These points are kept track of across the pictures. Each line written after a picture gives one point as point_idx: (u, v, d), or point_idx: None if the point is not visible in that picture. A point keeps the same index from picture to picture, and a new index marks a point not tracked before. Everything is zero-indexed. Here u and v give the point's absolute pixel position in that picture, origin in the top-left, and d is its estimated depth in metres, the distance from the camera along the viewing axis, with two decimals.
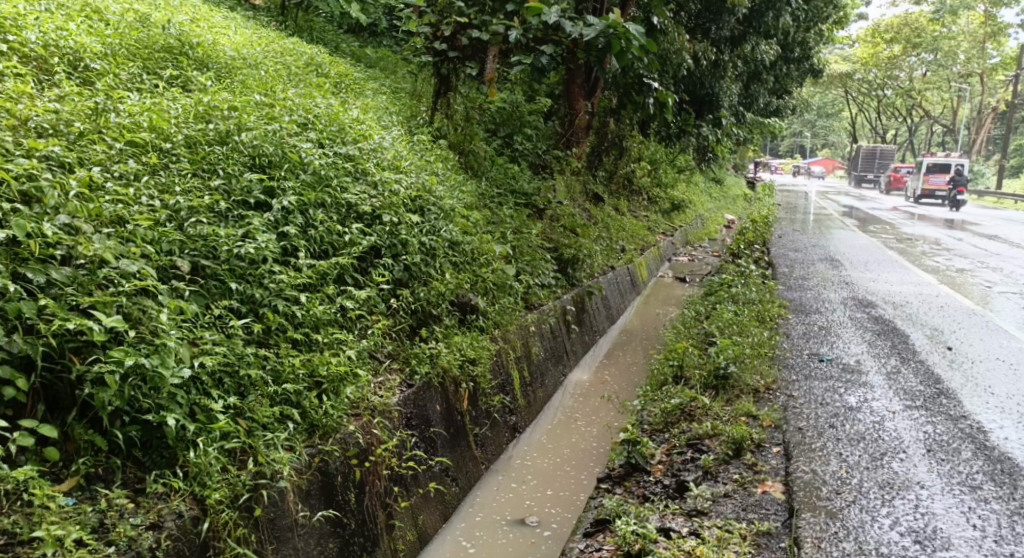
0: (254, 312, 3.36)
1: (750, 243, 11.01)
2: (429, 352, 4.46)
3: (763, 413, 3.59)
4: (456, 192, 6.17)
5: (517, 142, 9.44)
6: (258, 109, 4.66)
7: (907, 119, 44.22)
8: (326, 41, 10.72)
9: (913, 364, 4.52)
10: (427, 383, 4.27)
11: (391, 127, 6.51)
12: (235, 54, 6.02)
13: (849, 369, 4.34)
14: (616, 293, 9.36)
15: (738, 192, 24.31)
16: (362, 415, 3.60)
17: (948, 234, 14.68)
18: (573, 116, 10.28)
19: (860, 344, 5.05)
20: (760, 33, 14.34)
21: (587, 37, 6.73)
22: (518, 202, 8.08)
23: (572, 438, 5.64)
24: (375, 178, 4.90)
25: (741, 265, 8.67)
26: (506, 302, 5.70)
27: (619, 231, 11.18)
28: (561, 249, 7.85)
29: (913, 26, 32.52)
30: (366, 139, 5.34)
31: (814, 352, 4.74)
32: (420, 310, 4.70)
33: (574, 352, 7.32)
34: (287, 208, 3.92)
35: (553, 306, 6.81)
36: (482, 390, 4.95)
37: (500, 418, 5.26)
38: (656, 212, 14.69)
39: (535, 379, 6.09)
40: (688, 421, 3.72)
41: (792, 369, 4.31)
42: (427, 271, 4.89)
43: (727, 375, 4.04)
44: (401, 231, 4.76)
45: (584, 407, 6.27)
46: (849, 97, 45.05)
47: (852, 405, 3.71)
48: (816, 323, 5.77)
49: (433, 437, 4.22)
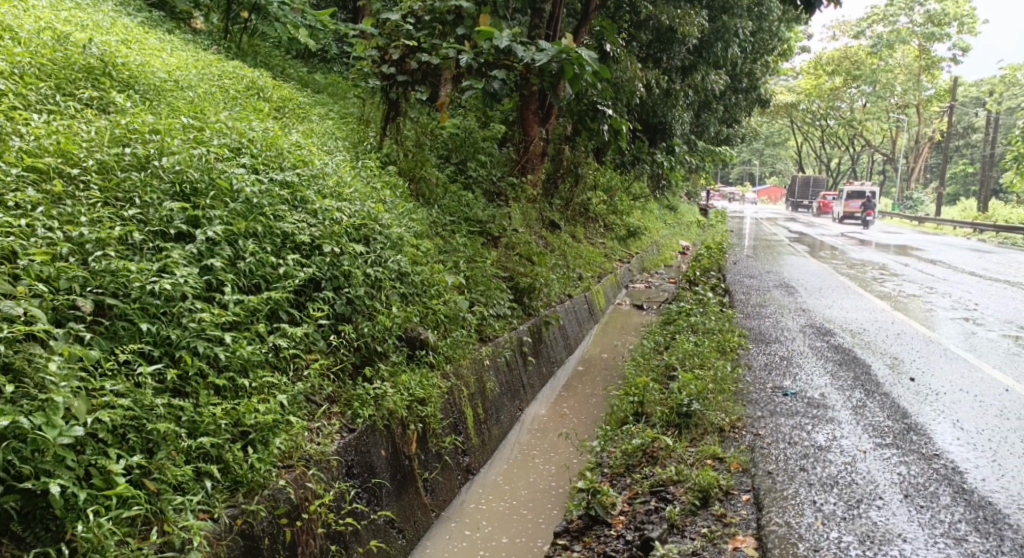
0: (169, 356, 2.99)
1: (706, 270, 10.97)
2: (373, 392, 4.13)
3: (731, 455, 3.37)
4: (405, 220, 5.91)
5: (470, 169, 9.23)
6: (184, 132, 4.35)
7: (851, 148, 45.81)
8: (272, 66, 10.42)
9: (879, 397, 4.38)
10: (371, 426, 3.95)
11: (335, 152, 6.23)
12: (165, 76, 5.70)
13: (814, 403, 4.17)
14: (573, 322, 9.15)
15: (692, 219, 24.62)
16: (296, 466, 3.26)
17: (896, 260, 14.96)
18: (527, 143, 10.15)
19: (823, 375, 4.91)
20: (710, 63, 14.57)
21: (539, 62, 6.58)
22: (471, 230, 7.84)
23: (529, 478, 5.34)
24: (315, 206, 4.58)
25: (699, 292, 8.56)
26: (459, 335, 5.40)
27: (575, 258, 11.03)
28: (516, 277, 7.61)
29: (853, 59, 33.57)
30: (307, 164, 5.05)
31: (777, 385, 4.57)
32: (363, 347, 4.38)
33: (531, 385, 7.05)
34: (213, 239, 3.59)
35: (509, 338, 6.55)
36: (432, 432, 4.63)
37: (453, 461, 4.95)
38: (613, 238, 14.64)
39: (490, 415, 5.79)
40: (651, 465, 3.47)
41: (757, 404, 4.12)
42: (373, 304, 4.58)
43: (689, 412, 3.82)
44: (344, 262, 4.46)
45: (541, 444, 5.99)
46: (795, 127, 46.48)
47: (821, 444, 3.52)
48: (777, 353, 5.63)
49: (377, 486, 3.90)
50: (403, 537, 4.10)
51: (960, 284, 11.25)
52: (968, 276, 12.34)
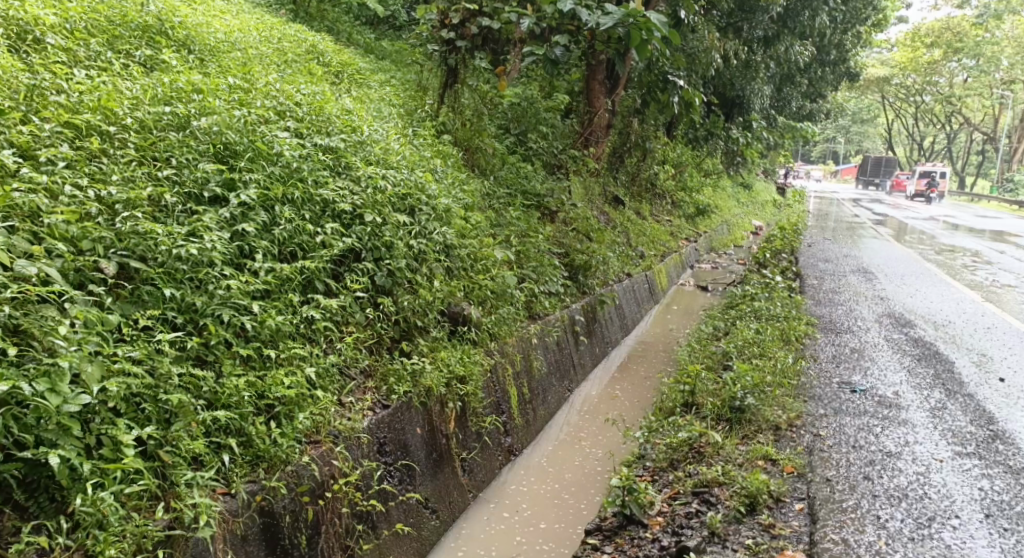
0: (194, 323, 2.92)
1: (778, 252, 10.41)
2: (410, 368, 4.01)
3: (785, 457, 3.08)
4: (456, 191, 5.75)
5: (531, 140, 8.97)
6: (229, 92, 4.29)
7: (945, 126, 42.96)
8: (338, 30, 10.37)
9: (961, 398, 3.95)
10: (406, 403, 3.84)
11: (389, 119, 6.12)
12: (222, 37, 5.68)
13: (886, 402, 3.79)
14: (632, 302, 8.85)
15: (767, 198, 23.55)
16: (323, 443, 3.16)
17: (991, 246, 13.87)
18: (592, 115, 9.86)
19: (898, 371, 4.48)
20: (794, 33, 13.73)
21: (605, 27, 6.21)
22: (527, 204, 7.63)
23: (574, 462, 5.15)
24: (359, 173, 4.47)
25: (767, 276, 8.11)
26: (505, 312, 5.25)
27: (638, 235, 10.66)
28: (572, 255, 7.42)
29: (955, 30, 31.24)
30: (355, 131, 4.93)
31: (845, 381, 4.19)
32: (403, 321, 4.27)
33: (582, 365, 6.82)
34: (247, 203, 3.51)
35: (559, 317, 6.35)
36: (472, 410, 4.49)
37: (493, 441, 4.80)
38: (679, 216, 14.11)
39: (536, 395, 5.61)
40: (696, 463, 3.22)
41: (820, 400, 3.77)
42: (413, 276, 4.46)
43: (741, 407, 3.54)
44: (386, 233, 4.35)
45: (589, 427, 5.77)
46: (885, 103, 43.87)
47: (891, 450, 3.16)
48: (847, 344, 5.20)
49: (411, 465, 3.79)
50: (437, 518, 3.97)
51: None
52: None
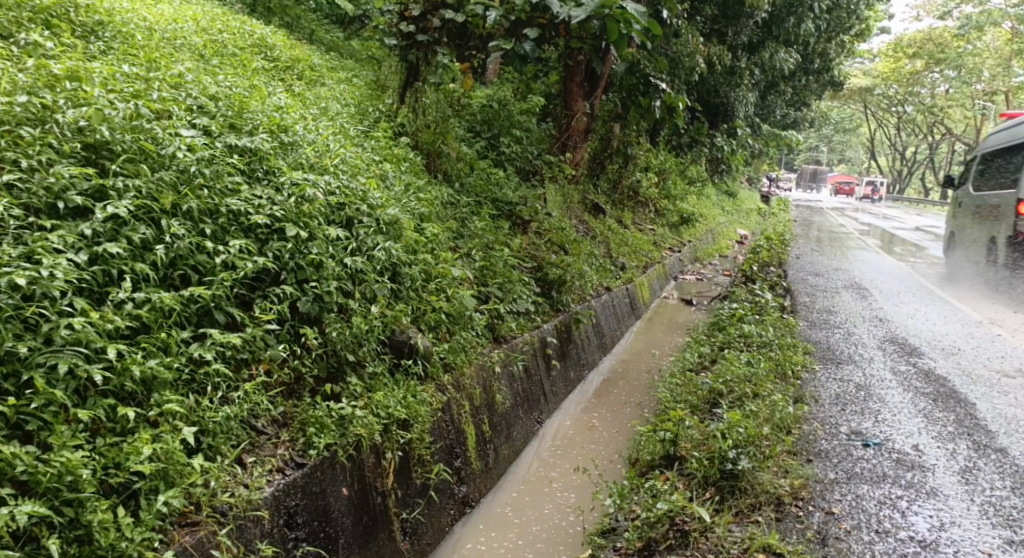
0: (22, 377, 2.42)
1: (765, 265, 9.83)
2: (337, 414, 3.34)
3: (792, 550, 2.46)
4: (408, 200, 5.10)
5: (503, 144, 8.34)
6: (122, 82, 3.87)
7: (927, 137, 42.93)
8: (300, 26, 9.69)
9: (992, 456, 3.37)
10: (328, 459, 3.17)
11: (335, 119, 5.48)
12: (144, 24, 5.10)
13: (906, 463, 3.21)
14: (611, 318, 8.21)
15: (751, 206, 23.08)
16: (202, 525, 2.53)
17: None
18: (570, 118, 9.38)
19: (913, 417, 3.91)
20: (780, 39, 13.17)
21: (577, 20, 5.52)
22: (496, 213, 7.04)
23: (542, 510, 4.48)
24: (281, 179, 3.85)
25: (756, 291, 7.53)
26: (461, 339, 4.61)
27: (619, 246, 10.06)
28: (546, 268, 6.78)
29: (936, 41, 31.18)
30: (284, 130, 4.32)
31: (854, 431, 3.60)
32: (331, 355, 3.61)
33: (555, 393, 6.18)
34: (119, 217, 3.05)
35: (529, 340, 5.71)
36: (418, 459, 3.82)
37: (444, 492, 4.11)
38: (663, 225, 13.57)
39: (500, 432, 4.95)
40: (680, 551, 2.58)
41: (828, 462, 3.18)
42: (346, 301, 3.79)
43: (734, 470, 2.91)
44: (312, 250, 3.67)
45: (561, 466, 5.12)
46: (868, 112, 43.85)
47: (925, 538, 2.57)
48: (850, 381, 4.62)
49: (332, 536, 3.09)
50: None
51: None
52: None
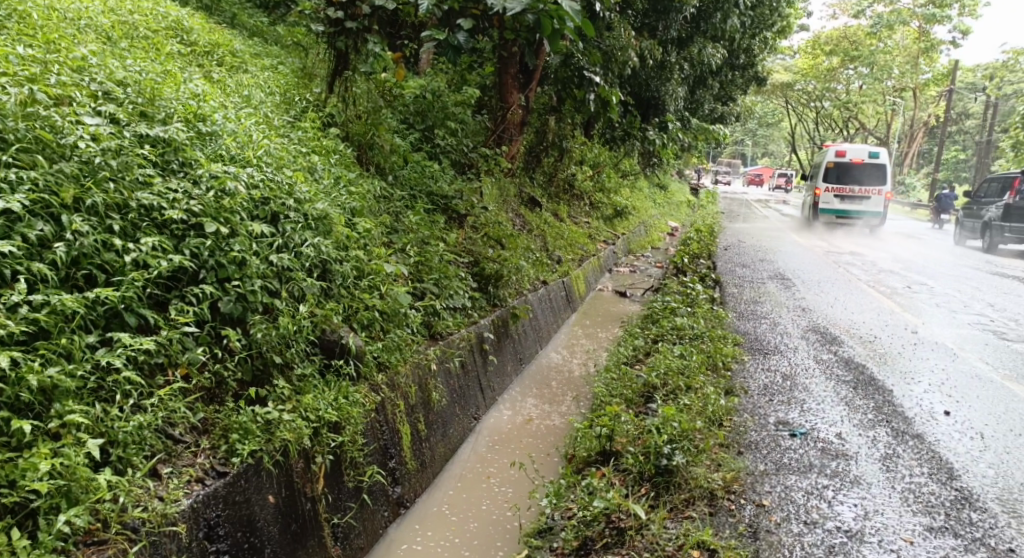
0: None
1: (696, 257, 10.06)
2: (262, 418, 3.19)
3: (725, 546, 2.49)
4: (339, 194, 4.94)
5: (437, 136, 8.21)
6: (17, 64, 3.58)
7: (844, 131, 44.96)
8: (220, 9, 9.25)
9: (910, 441, 3.53)
10: (253, 465, 3.03)
11: (259, 108, 5.25)
12: (43, 2, 4.74)
13: (831, 451, 3.33)
14: (547, 311, 8.23)
15: (681, 199, 23.62)
16: (111, 543, 2.37)
17: (897, 249, 14.10)
18: (505, 110, 9.33)
19: (837, 405, 4.05)
20: (708, 35, 13.47)
21: (511, 11, 5.48)
22: (429, 207, 6.92)
23: (479, 507, 4.43)
24: (199, 172, 3.63)
25: (688, 283, 7.68)
26: (394, 337, 4.51)
27: (555, 239, 10.11)
28: (482, 262, 6.72)
29: (851, 39, 32.72)
30: (202, 119, 4.09)
31: (782, 420, 3.70)
32: (256, 357, 3.45)
33: (491, 388, 6.13)
34: (13, 212, 2.83)
35: (465, 336, 5.64)
36: (350, 462, 3.69)
37: (379, 495, 4.00)
38: (597, 218, 13.72)
39: (436, 429, 4.87)
40: (613, 549, 2.58)
41: (758, 452, 3.27)
42: (271, 301, 3.61)
43: (668, 465, 2.93)
44: (234, 247, 3.47)
45: (499, 461, 5.09)
46: (790, 107, 45.58)
47: (851, 528, 2.67)
48: (778, 370, 4.76)
49: (257, 545, 2.96)
50: None
51: (969, 280, 10.37)
52: (974, 271, 11.51)
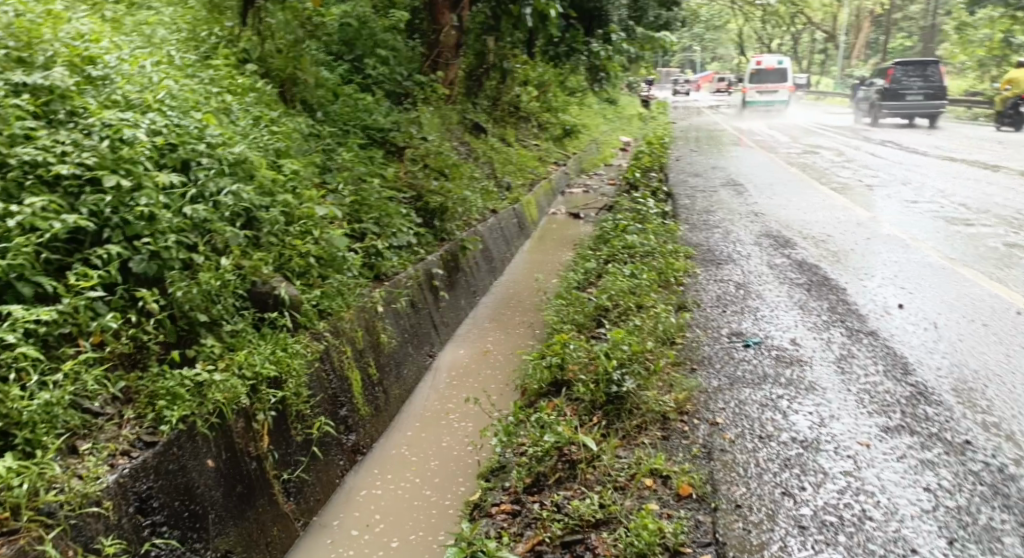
0: None
1: (647, 171, 9.89)
2: (192, 382, 2.95)
3: (678, 472, 2.46)
4: (261, 135, 4.59)
5: (368, 66, 7.74)
6: None
7: (790, 29, 44.63)
8: None
9: (864, 339, 3.50)
10: (185, 432, 2.78)
11: (163, 47, 4.79)
12: None
13: (785, 359, 3.29)
14: (499, 240, 8.04)
15: (631, 112, 23.24)
16: (23, 533, 2.12)
17: (845, 145, 14.12)
18: (438, 33, 8.87)
19: (790, 310, 3.99)
20: None
21: None
22: (365, 142, 6.56)
23: (439, 445, 4.32)
24: (91, 121, 3.26)
25: (638, 199, 7.54)
26: (334, 283, 4.29)
27: (503, 165, 9.84)
28: (425, 196, 6.45)
29: None
30: (90, 61, 3.66)
31: (735, 332, 3.65)
32: (179, 318, 3.16)
33: (445, 324, 5.98)
34: None
35: (413, 274, 5.43)
36: (296, 415, 3.52)
37: (332, 444, 3.86)
38: (547, 140, 13.41)
39: (388, 372, 4.72)
40: (567, 484, 2.53)
41: (712, 370, 3.22)
42: (190, 256, 3.30)
43: (619, 393, 2.96)
44: (140, 200, 3.13)
45: (458, 396, 4.98)
46: (735, 8, 44.94)
47: (806, 438, 2.65)
48: (730, 280, 4.68)
49: (199, 513, 2.72)
50: None
51: (916, 168, 10.41)
52: (921, 158, 11.57)
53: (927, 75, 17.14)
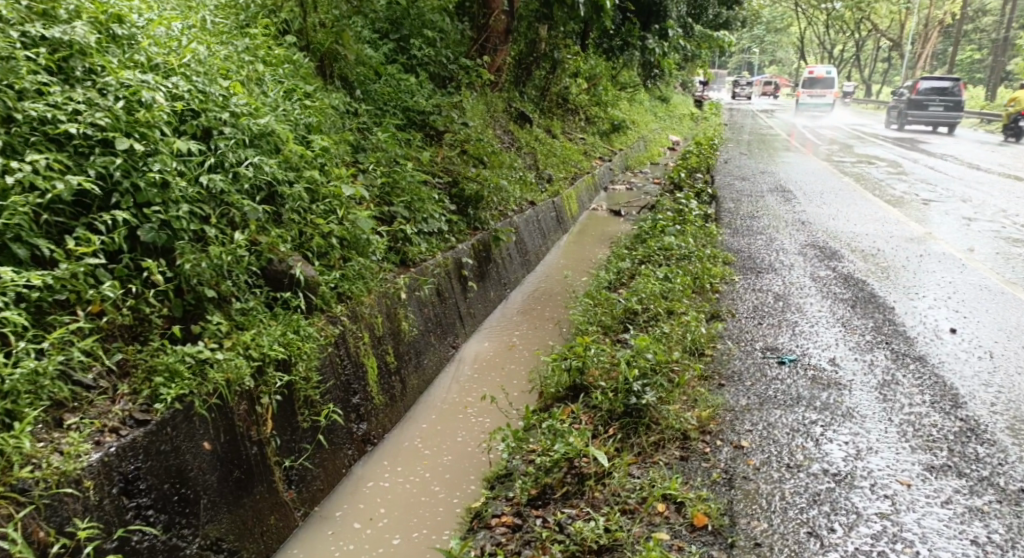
0: None
1: (693, 171, 9.57)
2: (193, 358, 2.85)
3: (694, 499, 2.34)
4: (293, 109, 4.49)
5: (413, 46, 7.58)
6: None
7: (854, 35, 43.21)
8: None
9: (911, 361, 3.26)
10: (182, 412, 2.71)
11: (202, 13, 4.72)
12: None
13: (822, 378, 3.09)
14: (535, 232, 7.85)
15: (684, 111, 22.68)
16: None
17: (905, 157, 13.51)
18: (488, 17, 8.69)
19: (831, 326, 3.73)
20: None
21: None
22: (402, 123, 6.42)
23: (454, 439, 4.18)
24: (109, 82, 3.19)
25: (681, 199, 7.26)
26: (356, 266, 4.17)
27: (546, 156, 9.64)
28: (461, 182, 6.30)
29: None
30: (118, 21, 3.59)
31: (770, 344, 3.44)
32: (186, 291, 3.07)
33: (472, 315, 5.83)
34: None
35: (441, 261, 5.29)
36: (304, 400, 3.40)
37: (340, 431, 3.73)
38: (593, 133, 13.13)
39: (407, 360, 4.59)
40: (574, 500, 2.42)
41: (743, 386, 3.03)
42: (202, 227, 3.21)
43: (638, 407, 2.78)
44: (152, 167, 3.05)
45: (478, 388, 4.84)
46: (799, 11, 43.71)
47: (839, 472, 2.47)
48: (769, 290, 4.42)
49: (191, 498, 2.67)
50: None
51: (979, 185, 9.87)
52: (985, 175, 10.98)
53: (946, 91, 18.75)
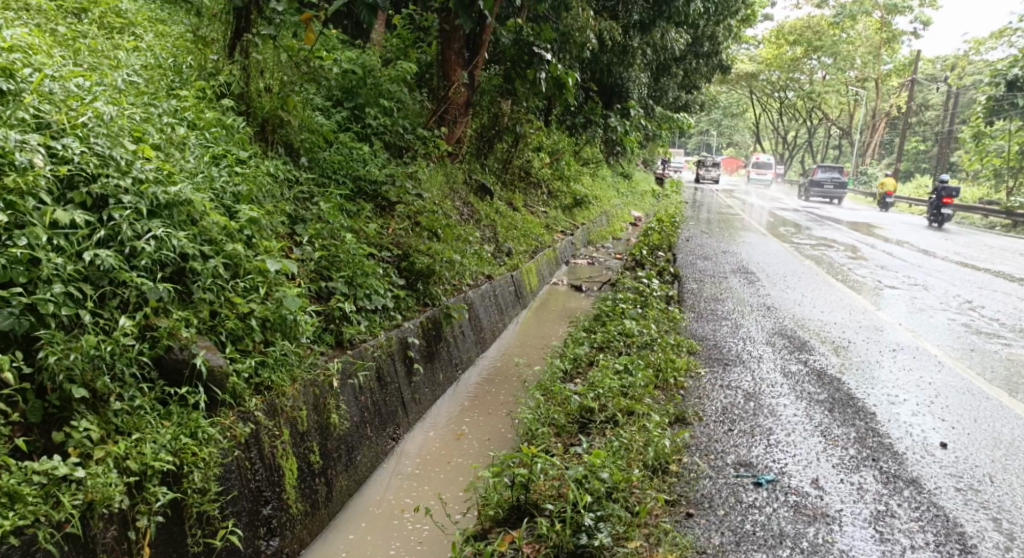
0: None
1: (655, 249, 9.35)
2: (44, 478, 2.36)
3: None
4: (217, 176, 4.06)
5: (369, 115, 7.28)
6: None
7: (806, 122, 45.22)
8: None
9: (904, 490, 2.92)
10: (18, 549, 2.22)
11: (124, 76, 4.33)
12: None
13: (806, 512, 2.73)
14: (492, 309, 7.43)
15: (646, 188, 22.97)
16: None
17: (861, 241, 13.63)
18: (448, 89, 8.52)
19: (810, 437, 3.38)
20: (671, 20, 12.53)
21: None
22: (350, 193, 6.04)
23: (386, 554, 3.63)
24: None
25: (642, 279, 6.96)
26: (280, 351, 3.66)
27: (506, 230, 9.34)
28: (412, 255, 5.88)
29: (815, 29, 32.86)
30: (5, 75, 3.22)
31: (745, 464, 3.08)
32: (50, 391, 2.59)
33: (418, 401, 5.31)
34: None
35: (384, 343, 4.80)
36: (198, 517, 2.86)
37: (244, 553, 3.12)
38: (556, 207, 12.97)
39: (338, 458, 4.05)
40: None
41: (718, 521, 2.65)
42: (79, 312, 2.71)
43: (590, 550, 2.40)
44: (18, 241, 2.63)
45: (419, 489, 4.30)
46: (754, 97, 45.72)
47: None
48: (740, 387, 4.07)
49: None
50: None
51: (937, 273, 9.87)
52: (941, 262, 11.05)
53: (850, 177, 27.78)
